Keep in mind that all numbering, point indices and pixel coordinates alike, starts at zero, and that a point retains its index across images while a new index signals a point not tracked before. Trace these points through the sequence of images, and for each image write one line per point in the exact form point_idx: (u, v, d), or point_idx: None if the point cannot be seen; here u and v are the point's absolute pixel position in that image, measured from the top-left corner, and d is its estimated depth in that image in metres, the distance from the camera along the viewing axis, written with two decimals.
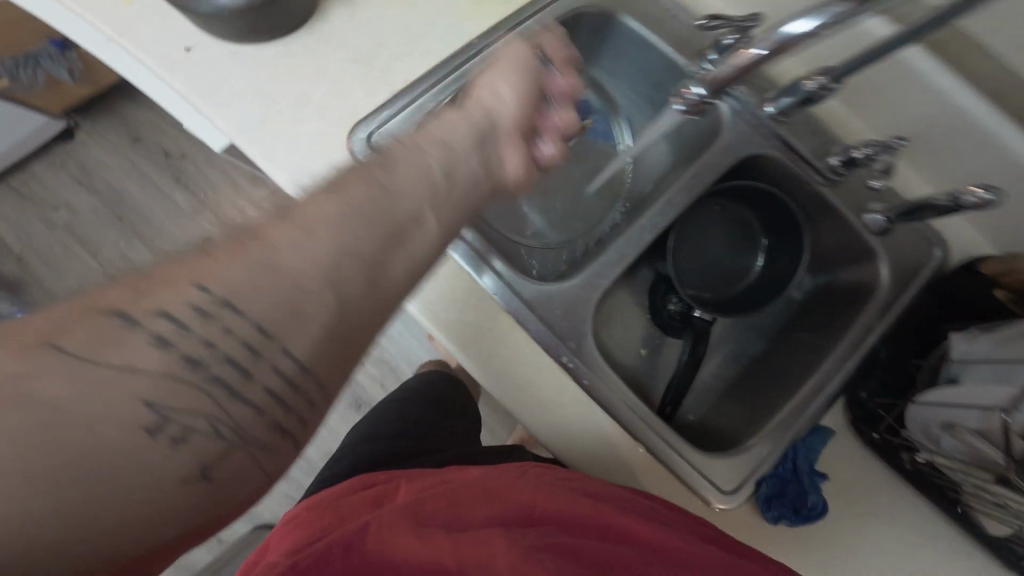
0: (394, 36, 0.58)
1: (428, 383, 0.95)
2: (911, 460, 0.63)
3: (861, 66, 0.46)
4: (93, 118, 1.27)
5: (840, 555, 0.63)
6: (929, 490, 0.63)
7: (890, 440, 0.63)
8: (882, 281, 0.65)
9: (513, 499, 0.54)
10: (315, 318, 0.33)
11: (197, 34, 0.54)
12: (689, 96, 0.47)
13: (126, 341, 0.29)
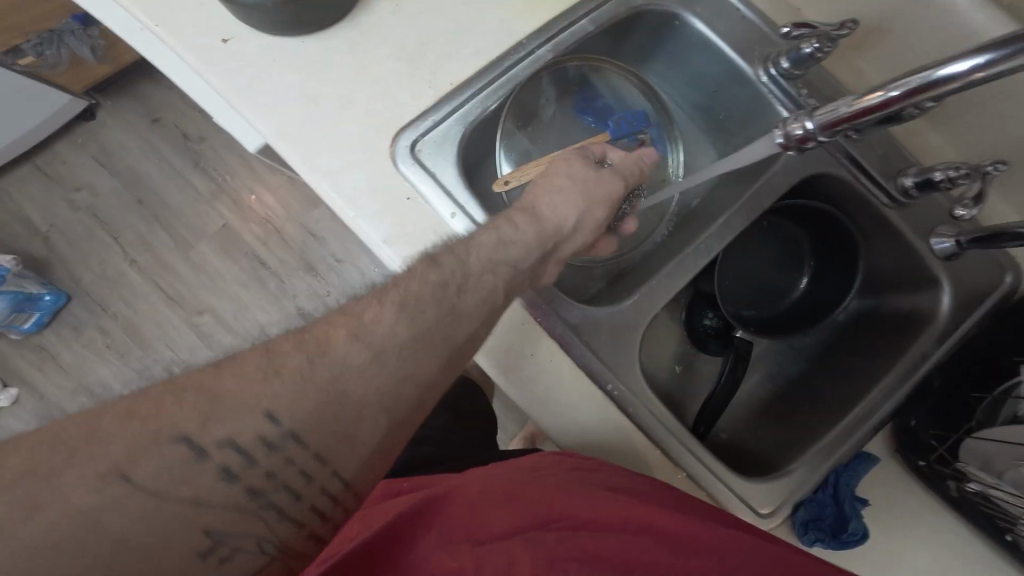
0: (439, 33, 0.54)
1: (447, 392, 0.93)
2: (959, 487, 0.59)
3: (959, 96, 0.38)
4: (114, 98, 1.24)
5: None
6: (978, 519, 0.58)
7: (937, 466, 0.59)
8: (943, 310, 0.62)
9: (533, 501, 0.51)
10: (371, 413, 0.38)
11: (235, 25, 0.51)
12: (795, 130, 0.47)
13: (195, 474, 0.33)
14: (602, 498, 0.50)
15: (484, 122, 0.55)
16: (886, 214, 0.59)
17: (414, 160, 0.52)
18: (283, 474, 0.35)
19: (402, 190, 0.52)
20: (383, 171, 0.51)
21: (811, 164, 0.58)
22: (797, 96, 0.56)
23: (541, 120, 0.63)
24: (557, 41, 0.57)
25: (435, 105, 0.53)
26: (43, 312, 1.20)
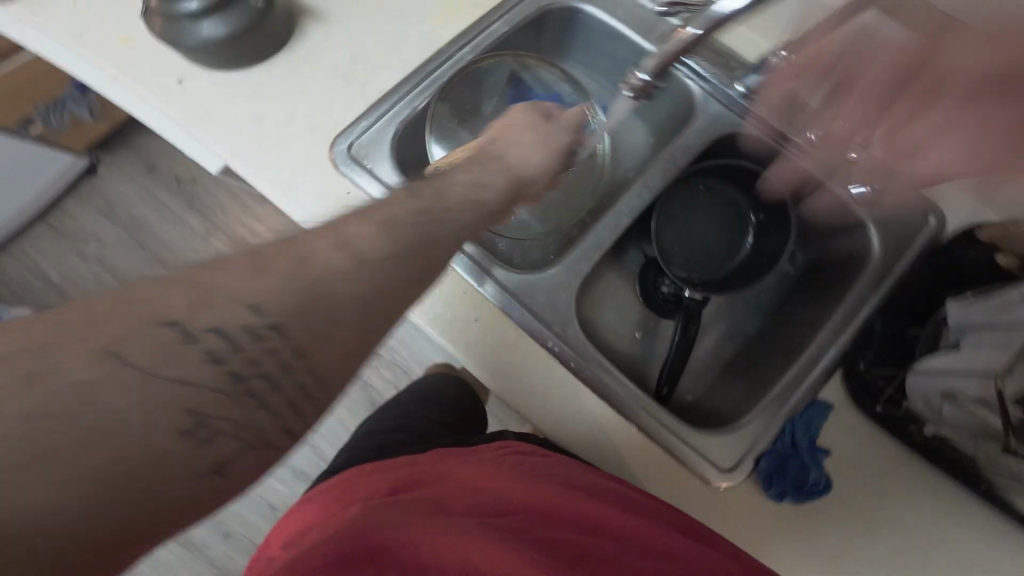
0: (368, 50, 0.61)
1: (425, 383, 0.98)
2: (920, 433, 0.60)
3: (813, 42, 0.55)
4: (111, 153, 1.35)
5: (850, 532, 0.60)
6: (945, 465, 0.59)
7: (896, 414, 0.60)
8: (875, 250, 0.64)
9: (498, 493, 0.54)
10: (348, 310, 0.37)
11: (187, 66, 0.59)
12: (636, 82, 0.50)
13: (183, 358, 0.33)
14: (564, 492, 0.54)
15: (414, 120, 0.61)
16: (798, 165, 0.65)
17: (354, 162, 0.58)
18: (273, 350, 0.35)
19: (343, 186, 0.57)
20: (325, 173, 0.58)
21: (719, 123, 0.65)
22: (696, 67, 0.65)
23: (472, 114, 0.68)
24: (476, 44, 0.63)
25: (366, 112, 0.59)
26: None
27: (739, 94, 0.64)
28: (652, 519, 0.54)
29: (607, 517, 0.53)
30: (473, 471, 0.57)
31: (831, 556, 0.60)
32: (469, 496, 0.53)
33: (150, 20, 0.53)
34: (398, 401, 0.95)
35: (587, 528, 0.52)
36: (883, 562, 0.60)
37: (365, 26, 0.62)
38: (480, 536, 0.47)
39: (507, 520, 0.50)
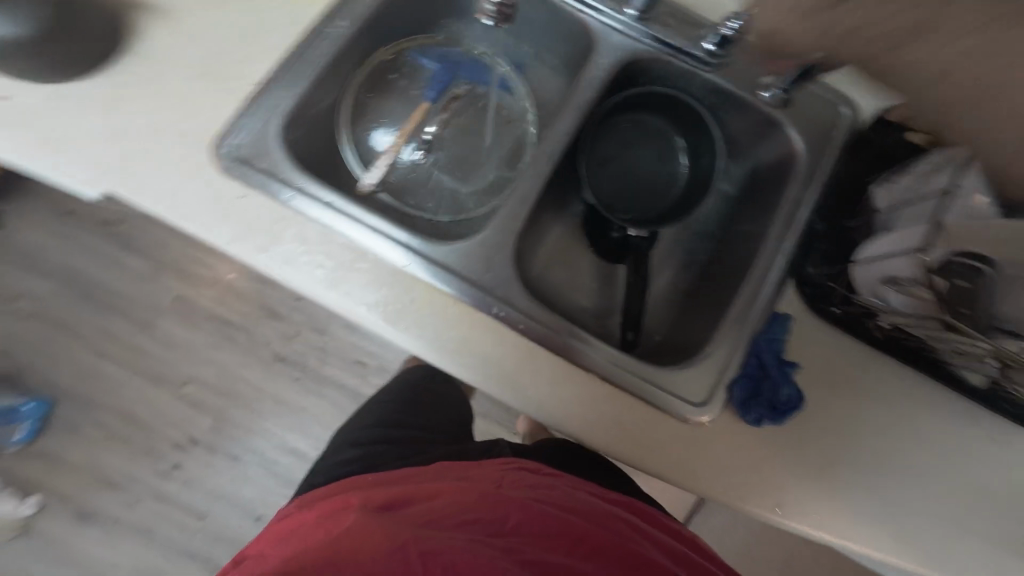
0: (233, 44, 0.57)
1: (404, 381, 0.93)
2: (880, 328, 0.59)
3: None
4: (31, 205, 1.28)
5: (843, 439, 0.59)
6: (908, 356, 0.59)
7: (854, 312, 0.59)
8: (799, 152, 0.62)
9: (497, 509, 0.55)
10: None
11: (10, 84, 0.53)
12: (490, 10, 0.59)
13: None
14: (566, 515, 0.55)
15: (299, 108, 0.57)
16: (708, 78, 0.63)
17: (242, 164, 0.54)
18: None
19: (235, 189, 0.54)
20: (211, 182, 0.54)
21: (620, 50, 0.61)
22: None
23: (379, 94, 0.65)
24: (352, 15, 0.59)
25: (244, 109, 0.55)
26: (30, 420, 1.24)
27: (633, 18, 0.61)
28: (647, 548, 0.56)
29: (606, 540, 0.54)
30: (470, 489, 0.57)
31: (831, 468, 0.58)
32: (468, 513, 0.54)
33: None
34: (374, 400, 0.90)
35: (585, 552, 0.52)
36: (884, 462, 0.59)
37: (227, 19, 0.58)
38: (479, 557, 0.48)
39: (503, 541, 0.51)
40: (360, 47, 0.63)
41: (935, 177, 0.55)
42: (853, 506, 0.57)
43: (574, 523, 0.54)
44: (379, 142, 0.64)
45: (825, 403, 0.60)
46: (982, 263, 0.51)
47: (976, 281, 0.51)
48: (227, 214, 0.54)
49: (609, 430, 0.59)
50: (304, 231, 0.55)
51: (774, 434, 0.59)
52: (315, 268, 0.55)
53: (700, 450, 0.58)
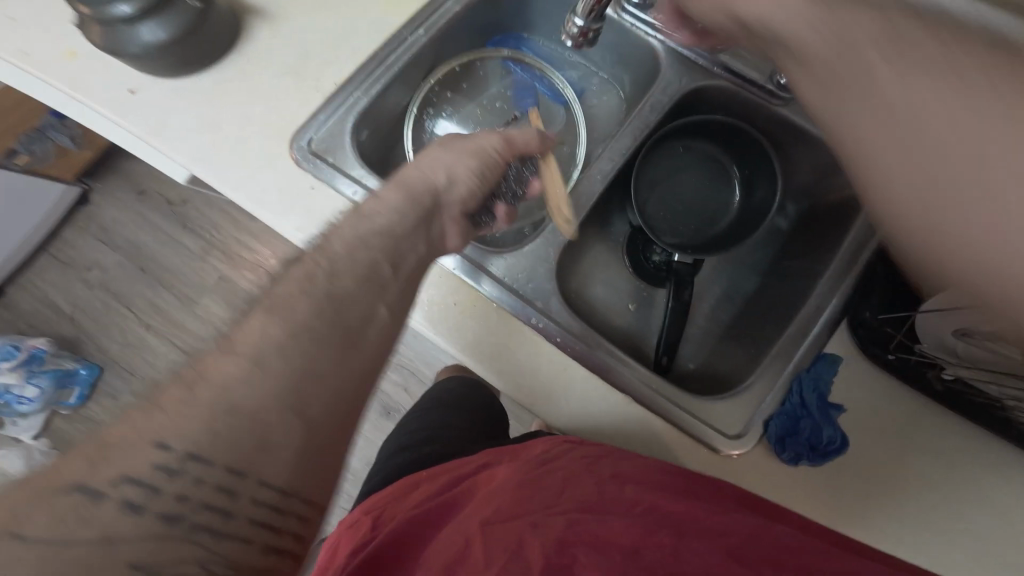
0: (318, 43, 0.60)
1: (447, 385, 0.94)
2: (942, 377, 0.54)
3: None
4: (108, 181, 1.37)
5: (885, 498, 0.54)
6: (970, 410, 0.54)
7: (913, 362, 0.54)
8: (863, 194, 0.59)
9: (545, 486, 0.52)
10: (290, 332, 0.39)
11: (138, 77, 0.58)
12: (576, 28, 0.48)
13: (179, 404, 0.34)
14: (616, 486, 0.50)
15: (372, 108, 0.60)
16: (775, 111, 0.61)
17: (312, 156, 0.57)
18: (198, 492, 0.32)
19: (303, 181, 0.57)
20: (284, 171, 0.57)
21: (685, 76, 0.61)
22: (655, 24, 0.61)
23: (449, 100, 0.69)
24: (430, 24, 0.62)
25: (323, 105, 0.58)
26: (81, 385, 1.27)
27: (703, 44, 0.61)
28: (715, 506, 0.49)
29: (666, 502, 0.48)
30: (513, 471, 0.55)
31: (867, 524, 0.54)
32: (519, 492, 0.52)
33: (87, 29, 0.52)
34: (415, 407, 0.92)
35: (643, 512, 0.48)
36: (934, 530, 0.53)
37: (316, 19, 0.61)
38: (532, 536, 0.46)
39: (560, 514, 0.49)
40: (433, 53, 0.65)
41: None
42: None
43: (642, 494, 0.49)
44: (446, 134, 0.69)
45: (867, 453, 0.56)
46: None
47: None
48: (295, 202, 0.56)
49: (638, 451, 0.58)
50: None
51: (809, 482, 0.55)
52: None
53: (731, 481, 0.56)
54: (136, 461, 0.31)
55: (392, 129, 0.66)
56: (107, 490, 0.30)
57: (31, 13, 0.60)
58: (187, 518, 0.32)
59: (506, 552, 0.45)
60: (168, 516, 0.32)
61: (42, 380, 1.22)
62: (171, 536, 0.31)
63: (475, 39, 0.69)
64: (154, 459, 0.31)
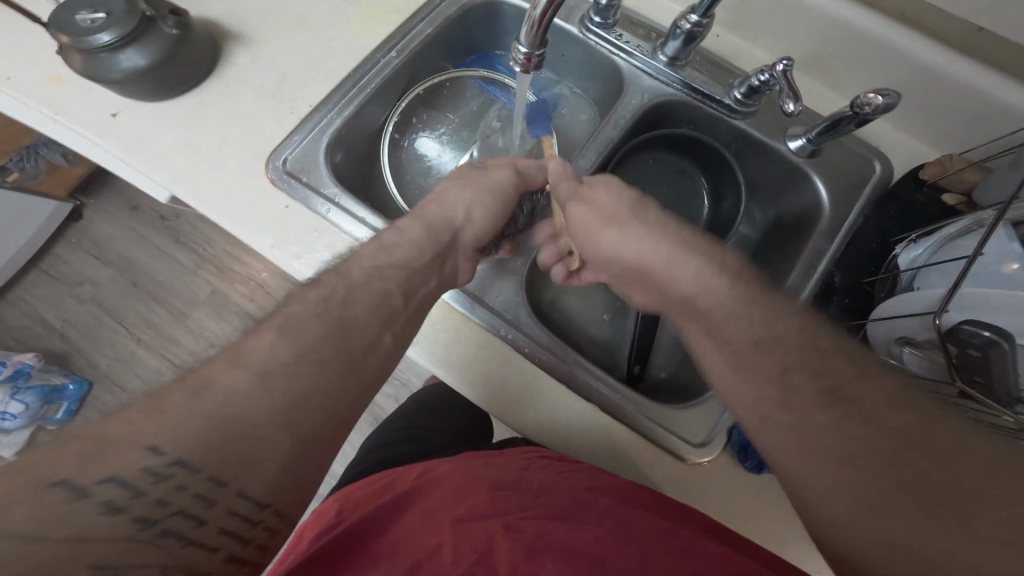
0: (295, 67, 0.62)
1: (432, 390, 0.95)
2: None
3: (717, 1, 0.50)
4: (103, 197, 1.39)
5: None
6: None
7: None
8: (823, 205, 0.60)
9: (522, 485, 0.54)
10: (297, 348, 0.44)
11: (120, 101, 0.60)
12: (521, 55, 0.47)
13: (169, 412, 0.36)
14: (593, 493, 0.52)
15: (346, 128, 0.62)
16: (735, 125, 0.62)
17: (286, 175, 0.59)
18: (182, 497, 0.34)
19: (279, 199, 0.58)
20: (261, 190, 0.59)
21: (647, 93, 0.62)
22: (617, 42, 0.63)
23: (422, 118, 0.72)
24: (402, 46, 0.64)
25: (297, 127, 0.60)
26: (69, 400, 1.27)
27: (664, 63, 0.61)
28: (683, 523, 0.51)
29: (635, 517, 0.50)
30: (496, 469, 0.58)
31: None
32: (496, 489, 0.54)
33: (68, 58, 0.54)
34: (398, 408, 0.93)
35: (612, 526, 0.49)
36: None
37: (294, 43, 0.63)
38: (501, 536, 0.48)
39: (532, 517, 0.50)
40: (407, 76, 0.67)
41: (958, 239, 0.46)
42: None
43: (612, 506, 0.51)
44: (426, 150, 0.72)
45: None
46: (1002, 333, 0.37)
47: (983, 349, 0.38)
48: (273, 219, 0.58)
49: (608, 461, 0.59)
50: (338, 243, 0.58)
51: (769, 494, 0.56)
52: None
53: (696, 488, 0.58)
54: (122, 464, 0.33)
55: (367, 148, 0.68)
56: (92, 487, 0.32)
57: (18, 41, 0.62)
58: (160, 521, 0.34)
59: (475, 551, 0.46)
60: (143, 518, 0.33)
61: (30, 396, 1.21)
62: (141, 537, 0.33)
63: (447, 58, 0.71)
64: (145, 463, 0.34)
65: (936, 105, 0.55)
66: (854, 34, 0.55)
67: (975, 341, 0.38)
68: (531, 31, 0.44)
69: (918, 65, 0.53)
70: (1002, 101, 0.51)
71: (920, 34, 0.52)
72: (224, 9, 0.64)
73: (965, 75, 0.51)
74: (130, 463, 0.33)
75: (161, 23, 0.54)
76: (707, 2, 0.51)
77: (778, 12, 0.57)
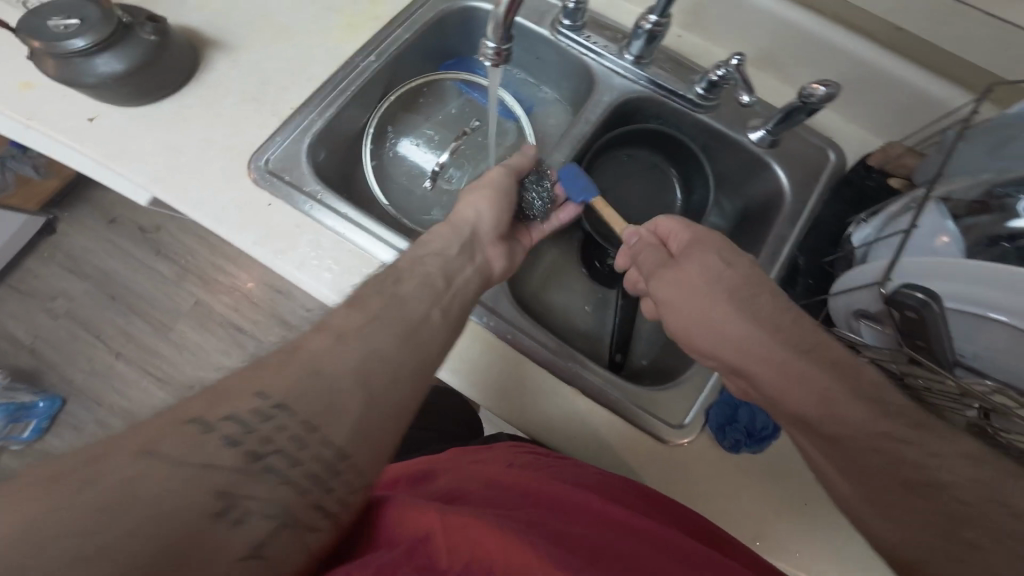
0: (276, 72, 0.63)
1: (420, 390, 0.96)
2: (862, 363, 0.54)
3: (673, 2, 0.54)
4: (78, 209, 1.36)
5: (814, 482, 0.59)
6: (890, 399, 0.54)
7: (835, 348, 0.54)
8: (784, 191, 0.64)
9: (512, 486, 0.55)
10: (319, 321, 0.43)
11: (97, 105, 0.61)
12: (490, 51, 0.49)
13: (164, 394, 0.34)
14: (581, 489, 0.53)
15: (328, 129, 0.64)
16: (699, 119, 0.65)
17: (268, 176, 0.60)
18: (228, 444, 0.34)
19: (262, 197, 0.59)
20: (243, 190, 0.60)
21: (616, 91, 0.66)
22: (587, 43, 0.66)
23: (402, 119, 0.73)
24: (380, 50, 0.65)
25: (279, 130, 0.62)
26: (39, 419, 1.23)
27: (630, 62, 0.65)
28: (666, 521, 0.53)
29: (620, 512, 0.51)
30: (484, 468, 0.59)
31: (800, 508, 0.59)
32: (484, 491, 0.54)
33: (44, 62, 0.54)
34: None
35: (601, 522, 0.50)
36: None
37: (274, 50, 0.64)
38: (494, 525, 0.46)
39: (524, 513, 0.50)
40: (386, 80, 0.69)
41: (900, 218, 0.50)
42: (819, 549, 0.57)
43: (596, 503, 0.52)
44: (408, 152, 0.74)
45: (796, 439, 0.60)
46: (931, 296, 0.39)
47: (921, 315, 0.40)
48: (255, 218, 0.59)
49: (591, 443, 0.61)
50: (321, 241, 0.59)
51: (745, 469, 0.60)
52: (324, 271, 0.58)
53: (676, 468, 0.60)
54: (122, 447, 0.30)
55: (348, 148, 0.69)
56: (163, 426, 0.33)
57: None
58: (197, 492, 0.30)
59: (465, 535, 0.44)
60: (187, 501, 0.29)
61: None
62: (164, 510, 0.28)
63: (424, 63, 0.73)
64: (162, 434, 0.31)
65: (879, 100, 0.60)
66: (802, 34, 0.59)
67: (911, 304, 0.40)
68: (498, 27, 0.46)
69: (859, 61, 0.58)
70: (933, 96, 0.56)
71: (860, 32, 0.57)
72: (204, 17, 0.64)
73: (903, 71, 0.56)
74: (189, 404, 0.35)
75: (138, 30, 0.55)
76: (665, 4, 0.54)
77: (733, 14, 0.61)
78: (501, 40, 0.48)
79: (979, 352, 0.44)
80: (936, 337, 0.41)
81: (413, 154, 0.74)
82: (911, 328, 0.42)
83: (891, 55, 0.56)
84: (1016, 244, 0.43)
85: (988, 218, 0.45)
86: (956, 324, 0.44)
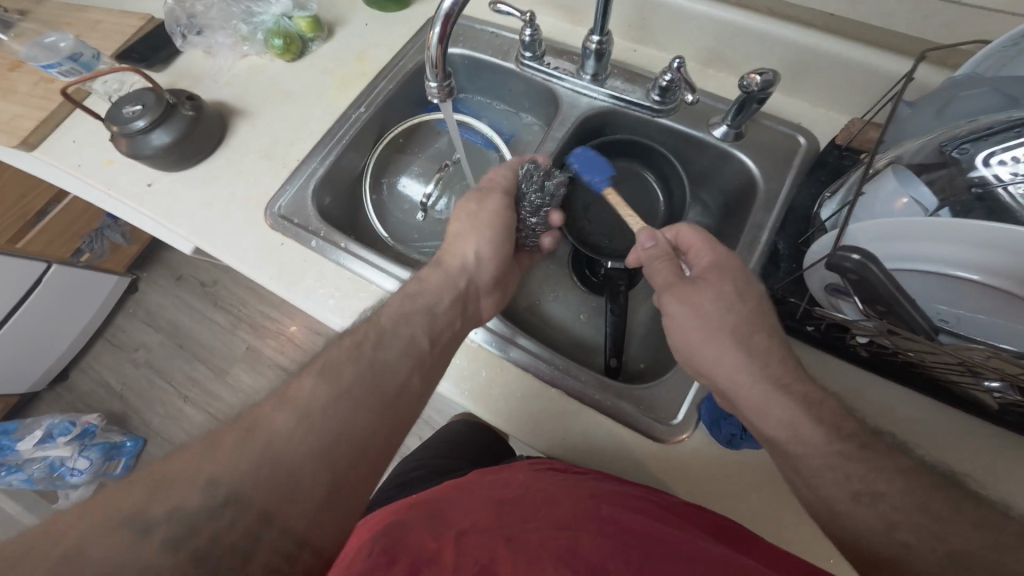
0: (286, 130, 0.75)
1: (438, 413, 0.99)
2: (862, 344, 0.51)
3: (607, 21, 0.60)
4: (158, 270, 1.60)
5: None
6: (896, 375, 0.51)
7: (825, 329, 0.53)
8: (757, 179, 0.63)
9: (516, 501, 0.51)
10: None
11: (155, 173, 0.75)
12: (434, 89, 0.56)
13: None
14: (588, 499, 0.48)
15: (329, 173, 0.74)
16: (662, 122, 0.68)
17: (280, 218, 0.70)
18: None
19: (275, 238, 0.69)
20: (262, 233, 0.70)
21: (579, 107, 0.70)
22: (548, 69, 0.72)
23: (397, 157, 0.83)
24: (369, 102, 0.76)
25: (288, 178, 0.72)
26: (126, 457, 1.39)
27: (588, 80, 0.70)
28: (682, 525, 0.47)
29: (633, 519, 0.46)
30: (492, 485, 0.55)
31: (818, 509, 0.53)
32: (494, 507, 0.50)
33: (117, 143, 0.69)
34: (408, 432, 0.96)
35: (608, 531, 0.45)
36: None
37: (282, 113, 0.77)
38: (503, 550, 0.44)
39: (530, 531, 0.46)
40: (379, 124, 0.79)
41: (855, 189, 0.50)
42: (846, 555, 0.51)
43: (610, 511, 0.47)
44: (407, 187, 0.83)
45: None
46: (867, 261, 0.38)
47: (865, 280, 0.38)
48: (270, 256, 0.69)
49: (579, 448, 0.59)
50: (324, 268, 0.67)
51: (748, 468, 0.56)
52: (327, 298, 0.66)
53: (674, 468, 0.57)
54: None
55: (351, 188, 0.79)
56: None
57: (84, 137, 0.79)
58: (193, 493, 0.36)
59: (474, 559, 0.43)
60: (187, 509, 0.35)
61: (93, 452, 1.32)
62: None
63: (413, 108, 0.83)
64: None
65: (829, 80, 0.60)
66: (744, 30, 0.61)
67: (848, 267, 0.38)
68: (434, 67, 0.54)
69: (800, 47, 0.59)
70: (876, 67, 0.56)
71: (796, 22, 0.59)
72: (230, 92, 0.79)
73: (845, 50, 0.57)
74: None
75: (181, 108, 0.69)
76: (601, 23, 0.60)
77: (675, 23, 0.66)
78: (441, 79, 0.55)
79: (961, 315, 0.41)
80: (892, 299, 0.38)
81: (410, 188, 0.83)
82: (868, 294, 0.40)
83: (833, 34, 0.57)
84: (972, 194, 0.42)
85: (943, 173, 0.43)
86: (926, 288, 0.42)
